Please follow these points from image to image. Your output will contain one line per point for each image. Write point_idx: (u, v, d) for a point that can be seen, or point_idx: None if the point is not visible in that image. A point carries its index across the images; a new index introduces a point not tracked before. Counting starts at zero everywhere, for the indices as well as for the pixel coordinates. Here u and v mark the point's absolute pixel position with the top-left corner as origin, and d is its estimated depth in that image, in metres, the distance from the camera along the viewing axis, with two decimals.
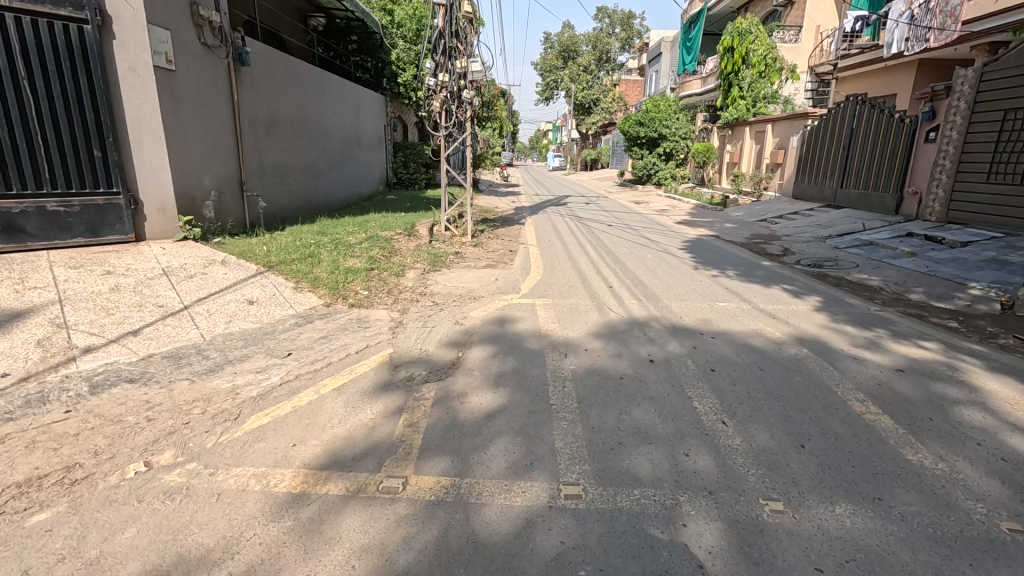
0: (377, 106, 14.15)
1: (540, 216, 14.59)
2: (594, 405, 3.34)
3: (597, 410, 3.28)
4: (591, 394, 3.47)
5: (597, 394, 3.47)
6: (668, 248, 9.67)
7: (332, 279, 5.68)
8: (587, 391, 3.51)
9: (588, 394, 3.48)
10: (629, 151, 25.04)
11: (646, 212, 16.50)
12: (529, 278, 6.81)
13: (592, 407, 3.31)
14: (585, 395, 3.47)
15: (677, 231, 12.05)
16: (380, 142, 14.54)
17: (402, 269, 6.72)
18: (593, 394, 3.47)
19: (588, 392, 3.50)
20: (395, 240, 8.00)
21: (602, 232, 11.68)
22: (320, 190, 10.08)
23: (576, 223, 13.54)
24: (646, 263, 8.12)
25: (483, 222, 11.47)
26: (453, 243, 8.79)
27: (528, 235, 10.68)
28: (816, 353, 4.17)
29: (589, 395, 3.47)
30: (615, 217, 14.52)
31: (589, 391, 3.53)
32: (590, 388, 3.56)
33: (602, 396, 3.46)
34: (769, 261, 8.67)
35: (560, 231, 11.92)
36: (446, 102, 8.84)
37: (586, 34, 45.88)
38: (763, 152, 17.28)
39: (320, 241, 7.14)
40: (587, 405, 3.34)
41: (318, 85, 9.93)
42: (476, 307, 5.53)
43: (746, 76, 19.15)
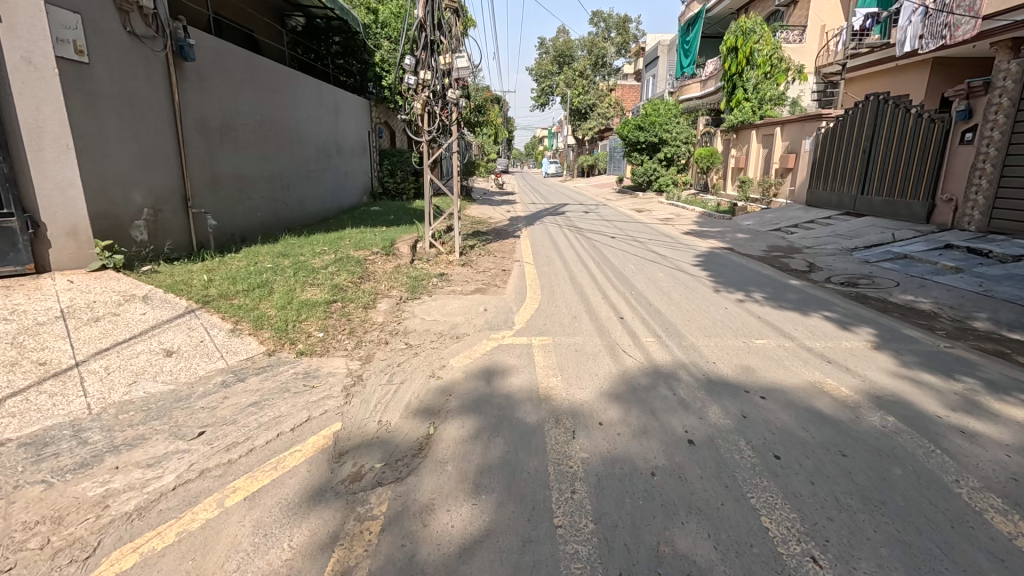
0: (360, 111, 13.15)
1: (536, 228, 13.58)
2: (621, 517, 2.34)
3: (624, 522, 2.31)
4: (614, 495, 2.48)
5: (621, 495, 2.48)
6: (680, 264, 8.64)
7: (281, 316, 4.61)
8: (608, 490, 2.52)
9: (609, 493, 2.49)
10: (628, 157, 24.12)
11: (649, 221, 15.52)
12: (525, 308, 5.75)
13: (617, 519, 2.32)
14: (610, 497, 2.46)
15: (686, 243, 11.01)
16: (363, 150, 13.50)
17: (374, 299, 5.66)
18: (616, 495, 2.48)
19: (606, 490, 2.51)
20: (370, 261, 6.94)
21: (606, 246, 10.65)
22: (290, 204, 9.03)
23: (576, 235, 12.51)
24: (658, 284, 7.06)
25: (475, 237, 10.44)
26: (438, 263, 7.74)
27: (524, 251, 9.63)
28: (907, 422, 3.12)
29: (608, 496, 2.47)
30: (617, 228, 13.50)
31: (606, 484, 2.56)
32: (611, 484, 2.56)
33: (630, 496, 2.47)
34: (796, 280, 7.65)
35: (559, 245, 10.86)
36: (429, 103, 7.81)
37: (581, 39, 45.14)
38: (772, 156, 16.35)
39: (279, 266, 6.07)
40: (609, 516, 2.34)
41: (288, 87, 8.92)
42: (457, 352, 4.46)
43: (751, 77, 18.29)
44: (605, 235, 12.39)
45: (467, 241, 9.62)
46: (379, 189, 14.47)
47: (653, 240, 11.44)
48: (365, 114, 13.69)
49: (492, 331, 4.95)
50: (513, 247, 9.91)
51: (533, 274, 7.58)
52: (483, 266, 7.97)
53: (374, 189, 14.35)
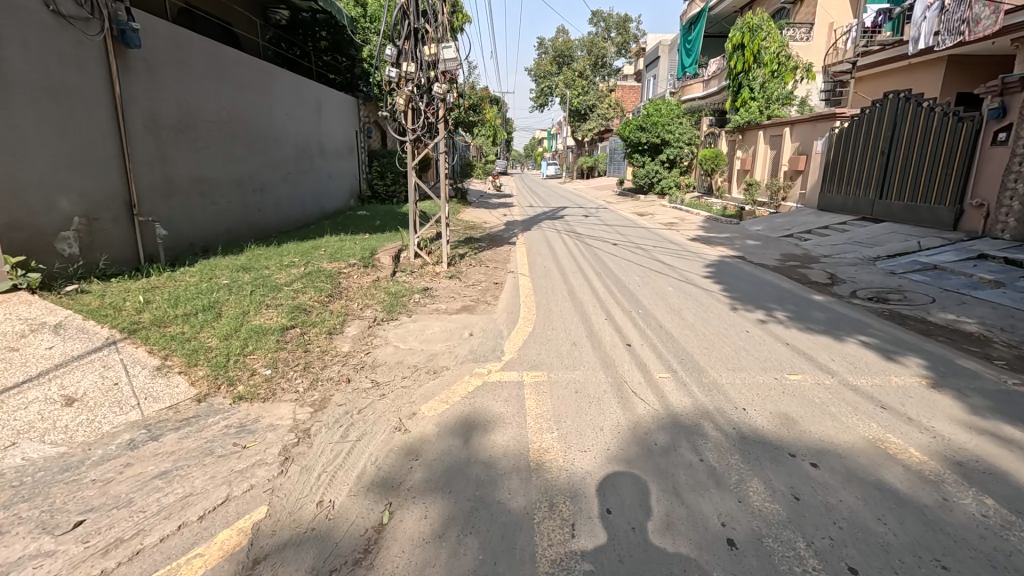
0: (346, 110, 12.41)
1: (534, 233, 12.83)
2: (631, 524, 2.25)
3: (633, 526, 2.24)
4: (623, 501, 2.40)
5: (630, 499, 2.42)
6: (690, 275, 7.89)
7: (222, 348, 3.84)
8: (617, 495, 2.45)
9: (613, 495, 2.44)
10: (629, 158, 23.40)
11: (652, 226, 14.79)
12: (517, 332, 4.98)
13: (625, 524, 2.25)
14: (618, 500, 2.41)
15: (694, 251, 10.26)
16: (350, 151, 12.76)
17: (342, 322, 4.90)
18: (624, 501, 2.41)
19: (613, 496, 2.44)
20: (343, 275, 6.16)
21: (608, 254, 9.92)
22: (265, 209, 8.30)
23: (576, 241, 11.75)
24: (667, 301, 6.31)
25: (467, 245, 9.68)
26: (423, 276, 6.98)
27: (519, 259, 8.89)
28: (1011, 505, 2.38)
29: (614, 499, 2.42)
30: (618, 234, 12.76)
31: (612, 489, 2.49)
32: (619, 488, 2.50)
33: (637, 504, 2.39)
34: (820, 295, 6.90)
35: (557, 253, 10.10)
36: (412, 98, 7.05)
37: (580, 39, 44.48)
38: (780, 158, 15.64)
39: (238, 282, 5.33)
40: (618, 520, 2.27)
41: (261, 82, 8.20)
42: (432, 393, 3.68)
43: (757, 76, 17.60)
44: (607, 241, 11.64)
45: (458, 250, 8.86)
46: (368, 193, 13.71)
47: (658, 247, 10.67)
48: (353, 114, 12.97)
49: (477, 363, 4.18)
50: (508, 256, 9.15)
51: (528, 289, 6.83)
52: (473, 279, 7.22)
53: (362, 193, 13.59)
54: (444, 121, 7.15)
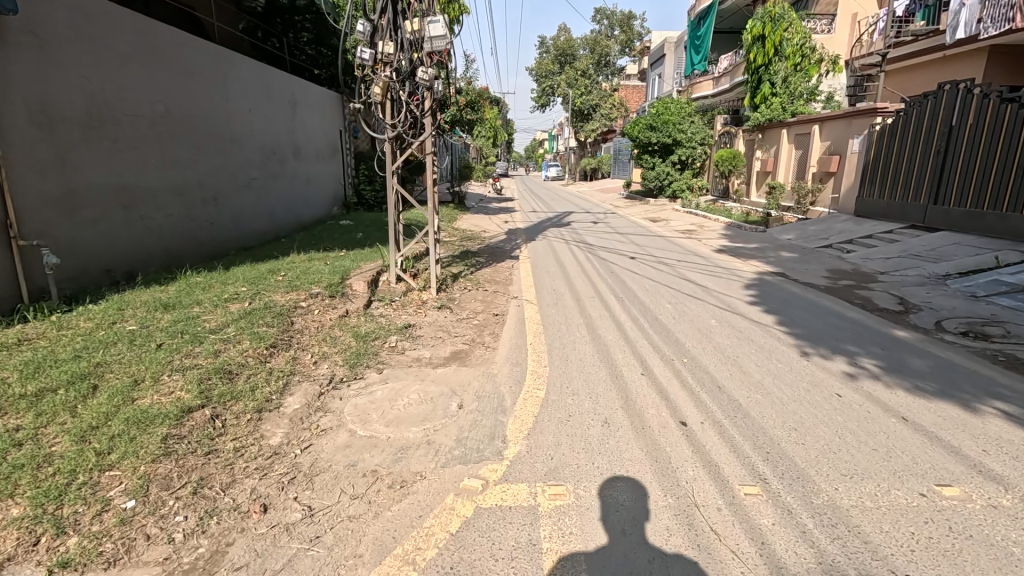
0: (327, 107, 11.04)
1: (539, 244, 11.47)
2: (630, 524, 2.38)
3: (632, 528, 2.35)
4: (628, 502, 2.54)
5: (631, 502, 2.54)
6: (732, 301, 6.53)
7: (66, 459, 2.46)
8: (617, 495, 2.59)
9: None
10: (638, 160, 21.99)
11: (669, 234, 13.46)
12: (527, 402, 3.57)
13: None
14: (620, 500, 2.55)
15: (725, 267, 8.88)
16: (332, 154, 11.36)
17: (282, 391, 3.53)
18: (626, 503, 2.53)
19: (613, 498, 2.57)
20: (298, 313, 4.77)
21: (629, 270, 8.58)
22: (220, 221, 6.98)
23: (586, 253, 10.38)
24: (714, 341, 4.93)
25: (462, 262, 8.33)
26: (406, 307, 5.63)
27: (523, 279, 7.52)
28: None
29: (623, 567, 2.13)
30: (634, 244, 11.40)
31: (612, 492, 2.61)
32: (620, 490, 2.63)
33: (637, 505, 2.52)
34: (902, 330, 5.51)
35: (566, 269, 8.74)
36: (391, 86, 5.61)
37: (583, 37, 43.20)
38: (808, 158, 14.24)
39: (149, 329, 3.97)
40: (618, 525, 2.37)
41: (215, 71, 6.90)
42: (394, 537, 2.31)
43: (779, 70, 16.29)
44: (621, 254, 10.30)
45: (449, 269, 7.52)
46: (354, 201, 12.32)
47: (678, 262, 9.34)
48: (335, 111, 11.59)
49: (466, 471, 2.77)
50: (510, 274, 7.80)
51: (536, 323, 5.45)
52: (468, 308, 5.90)
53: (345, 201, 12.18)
54: (432, 114, 5.77)
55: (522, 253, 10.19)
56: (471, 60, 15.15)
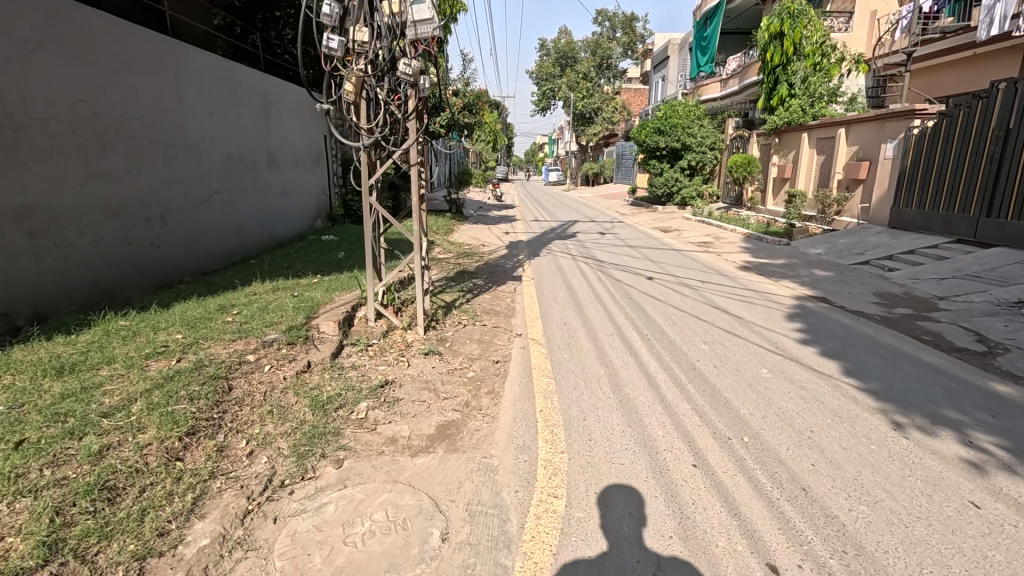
0: (307, 110, 9.90)
1: (544, 260, 10.41)
2: (637, 557, 2.32)
3: (634, 534, 2.47)
4: (627, 507, 2.67)
5: (631, 508, 2.67)
6: (779, 340, 5.43)
7: None
8: (618, 501, 2.72)
9: None
10: (646, 165, 21.06)
11: (684, 246, 12.42)
12: (540, 528, 2.51)
13: None
14: (620, 506, 2.68)
15: (756, 290, 7.80)
16: (314, 162, 10.24)
17: (186, 516, 2.43)
18: (633, 535, 2.47)
19: (620, 529, 2.51)
20: (238, 377, 3.65)
21: (649, 295, 7.51)
22: (171, 243, 5.97)
23: (598, 271, 9.31)
24: (775, 405, 3.85)
25: (458, 287, 7.27)
26: (386, 356, 4.59)
27: (528, 308, 6.46)
28: None
29: None
30: (648, 260, 10.32)
31: (619, 524, 2.55)
32: (619, 496, 2.76)
33: (637, 510, 2.66)
34: (1000, 382, 4.45)
35: (575, 291, 7.68)
36: (365, 83, 4.55)
37: (584, 40, 42.26)
38: (833, 164, 13.21)
39: (19, 411, 2.89)
40: (617, 529, 2.50)
41: (163, 68, 5.85)
42: None
43: (797, 70, 15.28)
44: (635, 272, 9.23)
45: (442, 297, 6.48)
46: (340, 214, 11.20)
47: (701, 283, 8.27)
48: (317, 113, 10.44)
49: None
50: (513, 302, 6.76)
51: (545, 375, 4.38)
52: (464, 351, 4.87)
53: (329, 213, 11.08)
54: (417, 115, 4.74)
55: (525, 273, 9.12)
56: (468, 60, 14.11)
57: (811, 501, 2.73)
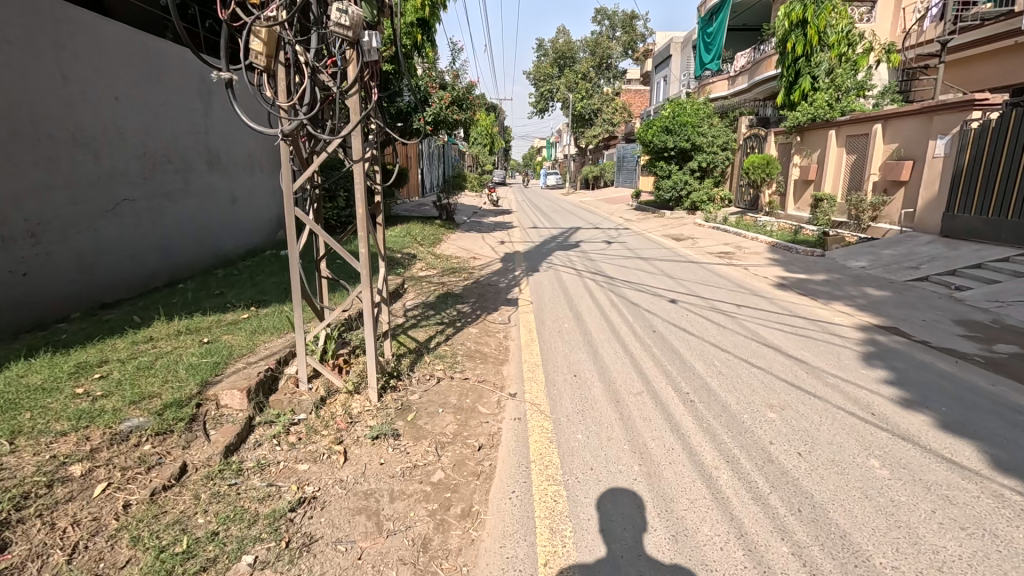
0: (250, 96, 8.15)
1: (544, 276, 8.96)
2: None
3: (633, 539, 2.43)
4: (626, 513, 2.62)
5: (630, 514, 2.61)
6: (873, 404, 3.89)
7: None
8: (617, 507, 2.66)
9: None
10: (652, 167, 19.56)
11: (702, 258, 10.99)
12: None
13: None
14: (620, 513, 2.61)
15: (805, 317, 6.33)
16: (271, 161, 8.66)
17: None
18: None
19: None
20: (24, 523, 2.13)
21: (674, 324, 6.00)
22: (49, 269, 4.49)
23: (611, 292, 7.71)
24: (927, 547, 2.38)
25: (437, 318, 5.79)
26: (315, 443, 3.13)
27: (526, 349, 4.98)
28: None
29: None
30: (665, 276, 8.86)
31: None
32: None
33: (637, 516, 2.60)
34: None
35: (583, 317, 6.20)
36: (281, 40, 3.03)
37: (583, 39, 41.01)
38: (868, 163, 11.79)
39: None
40: (617, 536, 2.46)
41: (34, 36, 4.36)
42: None
43: (821, 61, 14.02)
44: (651, 292, 7.71)
45: (412, 336, 5.01)
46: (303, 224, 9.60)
47: (734, 308, 6.79)
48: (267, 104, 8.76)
49: None
50: (506, 341, 5.27)
51: (550, 480, 2.89)
52: (433, 429, 3.42)
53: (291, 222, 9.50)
54: (360, 88, 3.24)
55: (521, 293, 7.61)
56: (459, 50, 12.66)
57: (815, 508, 2.65)
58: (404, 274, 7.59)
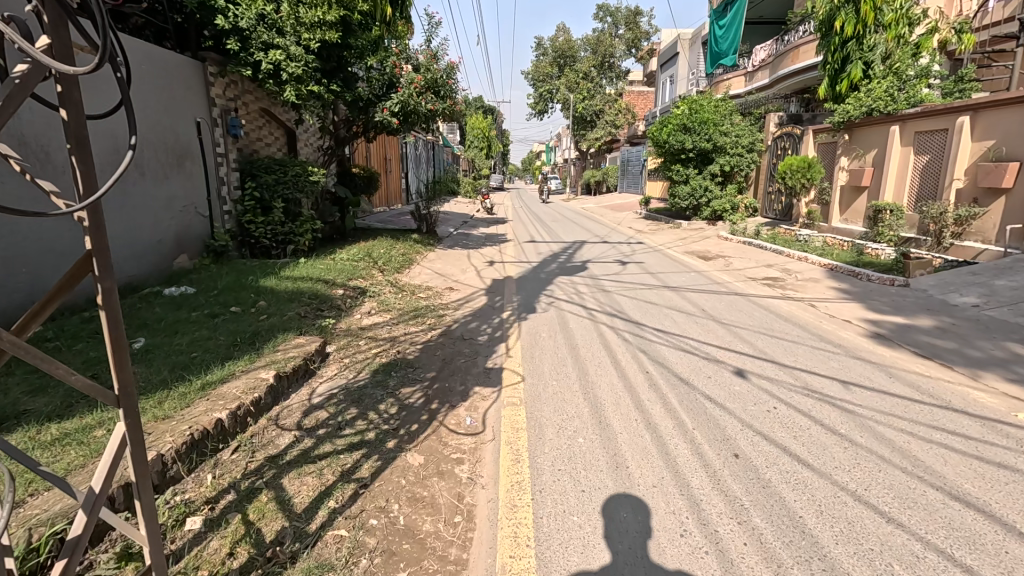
0: (137, 82, 5.92)
1: (544, 318, 6.51)
2: None
3: (636, 544, 2.43)
4: (628, 518, 2.60)
5: (633, 517, 2.61)
6: None
7: None
8: (620, 511, 2.66)
9: None
10: (667, 171, 17.19)
11: (746, 287, 8.57)
12: None
13: None
14: (621, 516, 2.62)
15: (970, 414, 3.85)
16: (164, 167, 6.32)
17: None
18: None
19: None
20: None
21: (757, 430, 3.54)
22: None
23: (643, 352, 5.18)
24: None
25: (355, 430, 3.34)
26: None
27: (505, 522, 2.55)
28: None
29: None
30: (709, 320, 6.41)
31: None
32: None
33: (639, 520, 2.60)
34: None
35: (600, 405, 3.88)
36: None
37: (584, 37, 38.84)
38: (950, 166, 9.38)
39: None
40: (619, 540, 2.45)
41: None
42: None
43: (876, 45, 11.75)
44: (693, 349, 5.26)
45: (279, 500, 2.56)
46: (215, 246, 7.11)
47: (828, 385, 4.37)
48: (173, 96, 6.51)
49: None
50: (467, 494, 2.80)
51: None
52: None
53: (200, 250, 7.01)
54: None
55: (508, 351, 5.15)
56: (438, 25, 10.23)
57: (796, 514, 2.66)
58: (332, 326, 5.12)
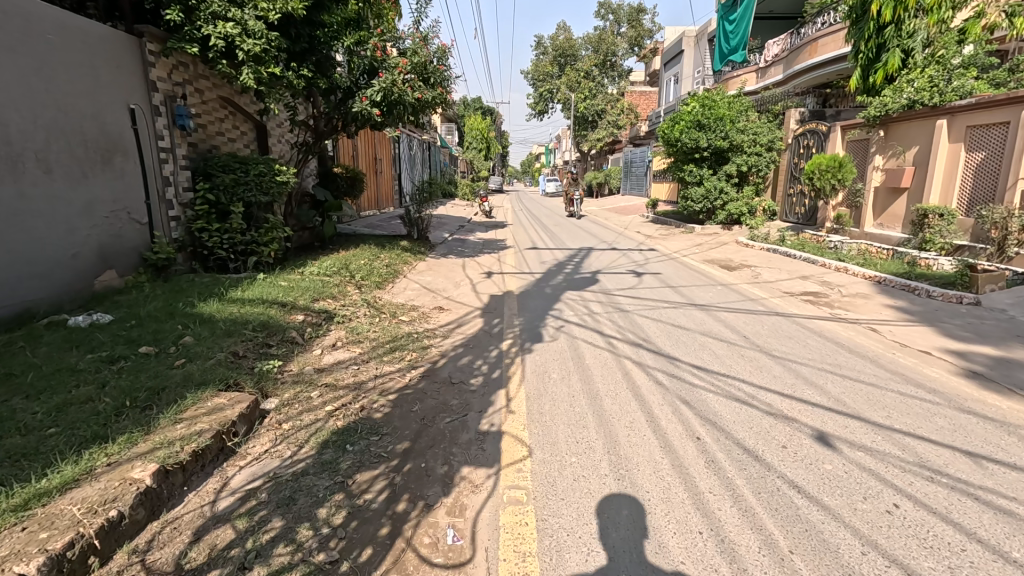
0: (45, 53, 4.70)
1: (553, 349, 5.27)
2: None
3: (633, 546, 2.38)
4: (626, 519, 2.56)
5: (631, 519, 2.56)
6: None
7: None
8: (616, 512, 2.61)
9: None
10: (678, 171, 15.99)
11: (784, 304, 7.36)
12: None
13: None
14: (617, 518, 2.56)
15: None
16: (83, 163, 5.08)
17: None
18: None
19: None
20: None
21: (902, 566, 2.27)
22: None
23: (689, 408, 3.85)
24: None
25: (267, 571, 2.11)
26: None
27: None
28: None
29: None
30: (757, 353, 5.17)
31: None
32: None
33: (638, 521, 2.55)
34: None
35: (645, 505, 2.66)
36: None
37: (585, 36, 37.80)
38: (1013, 164, 8.22)
39: None
40: (616, 539, 2.42)
41: None
42: None
43: (917, 30, 10.54)
44: (752, 400, 3.98)
45: None
46: (154, 259, 5.89)
47: (951, 460, 3.16)
48: (95, 76, 5.24)
49: None
50: None
51: None
52: None
53: (136, 264, 5.81)
54: None
55: (510, 402, 3.89)
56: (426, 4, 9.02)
57: (798, 511, 2.64)
58: (274, 373, 3.86)
